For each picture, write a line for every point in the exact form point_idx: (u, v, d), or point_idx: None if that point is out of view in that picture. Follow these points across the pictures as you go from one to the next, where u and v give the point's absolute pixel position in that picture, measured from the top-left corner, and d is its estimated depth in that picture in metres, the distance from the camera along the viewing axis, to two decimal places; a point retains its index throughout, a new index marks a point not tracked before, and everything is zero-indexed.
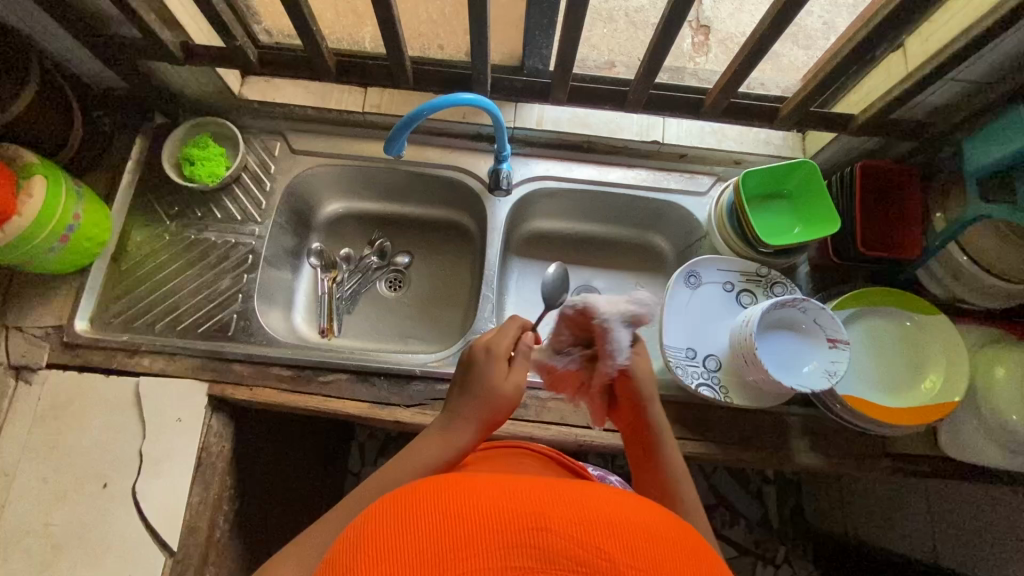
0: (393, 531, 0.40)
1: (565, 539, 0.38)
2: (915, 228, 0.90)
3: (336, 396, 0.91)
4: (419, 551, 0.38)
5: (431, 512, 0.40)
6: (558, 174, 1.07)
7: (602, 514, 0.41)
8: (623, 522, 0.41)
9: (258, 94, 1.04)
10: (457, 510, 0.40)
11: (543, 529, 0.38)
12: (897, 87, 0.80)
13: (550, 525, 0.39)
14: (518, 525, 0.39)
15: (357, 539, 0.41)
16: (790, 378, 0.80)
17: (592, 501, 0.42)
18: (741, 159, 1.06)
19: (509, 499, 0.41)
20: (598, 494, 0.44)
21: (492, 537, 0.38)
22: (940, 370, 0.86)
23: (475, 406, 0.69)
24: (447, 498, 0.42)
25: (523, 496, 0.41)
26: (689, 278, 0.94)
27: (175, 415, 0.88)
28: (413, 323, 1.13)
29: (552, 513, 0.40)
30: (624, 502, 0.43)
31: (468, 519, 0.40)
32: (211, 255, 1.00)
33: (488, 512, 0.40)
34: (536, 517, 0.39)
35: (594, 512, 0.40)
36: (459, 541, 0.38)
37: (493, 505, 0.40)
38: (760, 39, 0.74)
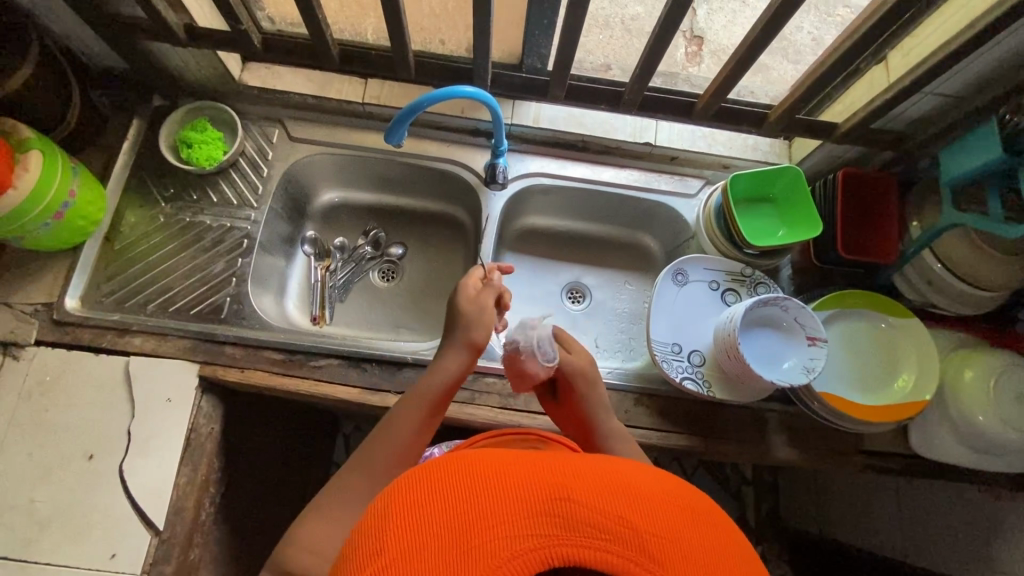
0: (425, 502, 0.42)
1: (588, 510, 0.40)
2: (892, 234, 0.94)
3: (328, 381, 0.91)
4: (452, 522, 0.40)
5: (458, 482, 0.42)
6: (552, 172, 1.09)
7: (622, 487, 0.43)
8: (640, 493, 0.43)
9: (259, 80, 1.05)
10: (484, 481, 0.42)
11: (565, 499, 0.40)
12: (878, 98, 0.83)
13: (572, 496, 0.41)
14: (543, 495, 0.41)
15: (385, 512, 0.43)
16: (768, 373, 0.83)
17: (612, 474, 0.44)
18: (729, 163, 1.09)
19: (533, 470, 0.43)
20: (614, 466, 0.46)
21: (518, 506, 0.40)
22: (913, 370, 0.90)
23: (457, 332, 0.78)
24: (471, 469, 0.43)
25: (545, 469, 0.43)
26: (676, 276, 0.96)
27: (165, 395, 0.89)
28: (405, 313, 1.15)
29: (573, 486, 0.42)
30: (637, 473, 0.46)
31: (494, 488, 0.41)
32: (206, 238, 1.00)
33: (514, 482, 0.42)
34: (559, 488, 0.41)
35: (613, 485, 0.43)
36: (487, 509, 0.40)
37: (518, 475, 0.42)
38: (751, 47, 0.77)
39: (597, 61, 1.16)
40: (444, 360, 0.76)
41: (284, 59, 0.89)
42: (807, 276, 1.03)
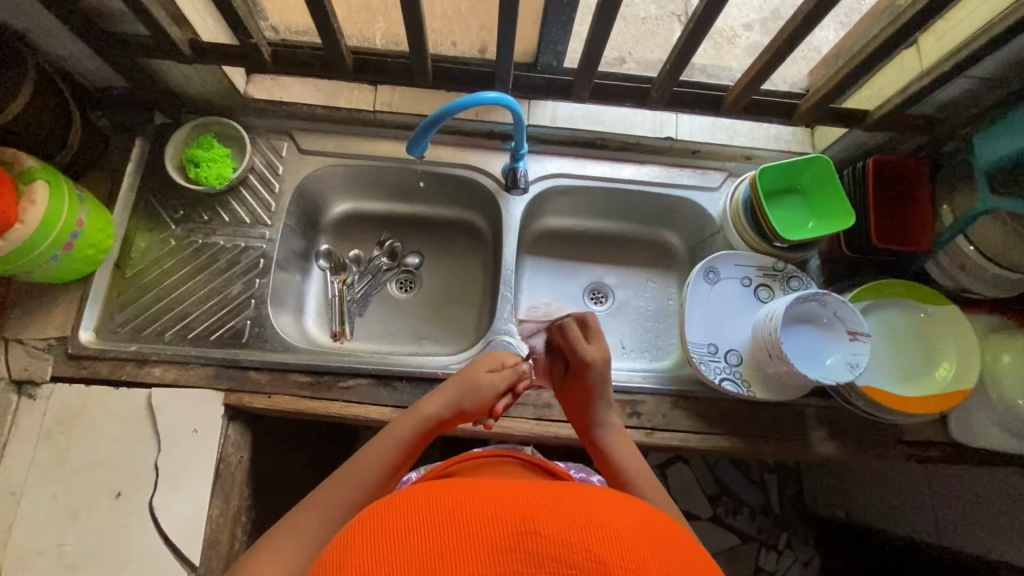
0: (382, 536, 0.40)
1: (554, 541, 0.39)
2: (926, 221, 0.92)
3: (358, 402, 0.89)
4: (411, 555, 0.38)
5: (418, 518, 0.41)
6: (572, 172, 1.06)
7: (587, 515, 0.41)
8: (611, 524, 0.41)
9: (264, 92, 1.01)
10: (449, 513, 0.41)
11: (530, 532, 0.39)
12: (913, 84, 0.81)
13: (538, 528, 0.39)
14: (507, 528, 0.39)
15: (346, 547, 0.41)
16: (812, 370, 0.81)
17: (584, 503, 0.43)
18: (752, 154, 1.06)
19: (498, 505, 0.42)
20: (585, 496, 0.45)
21: (480, 538, 0.39)
22: (953, 359, 0.88)
23: (456, 389, 0.80)
24: (433, 505, 0.42)
25: (515, 501, 0.42)
26: (708, 274, 0.94)
27: (191, 425, 0.86)
28: (427, 324, 1.12)
29: (541, 517, 0.40)
30: (611, 505, 0.44)
31: (456, 524, 0.40)
32: (221, 260, 0.96)
33: (480, 518, 0.40)
34: (524, 521, 0.40)
35: (582, 515, 0.41)
36: (452, 545, 0.39)
37: (483, 508, 0.41)
38: (785, 38, 0.74)
39: (611, 54, 1.12)
40: (430, 408, 0.78)
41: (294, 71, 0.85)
42: (837, 266, 1.02)
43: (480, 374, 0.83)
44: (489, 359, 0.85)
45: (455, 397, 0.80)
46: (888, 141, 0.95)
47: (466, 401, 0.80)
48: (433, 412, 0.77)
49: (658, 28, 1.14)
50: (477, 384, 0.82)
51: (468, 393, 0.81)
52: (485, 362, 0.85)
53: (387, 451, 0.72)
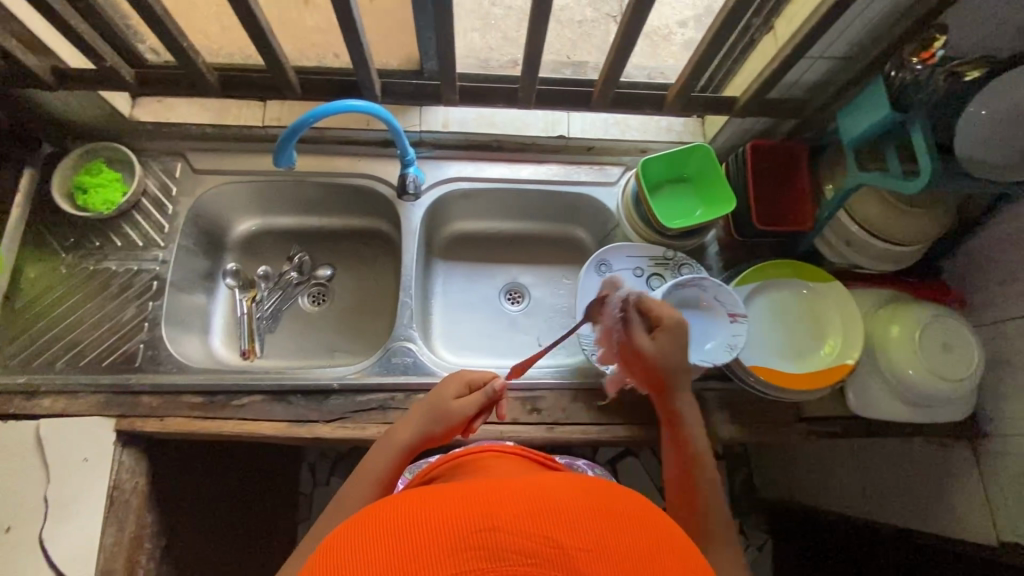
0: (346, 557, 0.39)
1: (517, 535, 0.38)
2: (806, 200, 0.94)
3: (252, 419, 0.88)
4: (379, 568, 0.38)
5: (388, 533, 0.40)
6: (469, 175, 1.07)
7: (548, 501, 0.41)
8: (573, 509, 0.41)
9: (151, 115, 1.01)
10: (406, 525, 0.40)
11: (494, 530, 0.39)
12: (767, 69, 0.83)
13: (499, 524, 0.39)
14: (470, 527, 0.39)
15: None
16: (693, 354, 0.82)
17: (550, 492, 0.43)
18: (646, 147, 1.08)
19: (459, 505, 0.41)
20: (547, 484, 0.44)
21: (446, 542, 0.38)
22: (838, 334, 0.90)
23: (421, 417, 0.77)
24: (393, 518, 0.41)
25: (471, 498, 0.42)
26: (599, 267, 0.96)
27: (80, 455, 0.85)
28: (340, 336, 1.12)
29: (500, 512, 0.40)
30: (577, 487, 0.44)
31: (414, 533, 0.39)
32: (113, 284, 0.95)
33: (438, 522, 0.40)
34: (485, 518, 0.39)
35: (545, 505, 0.41)
36: (417, 554, 0.38)
37: (438, 509, 0.41)
38: (627, 31, 0.76)
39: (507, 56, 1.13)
40: (400, 437, 0.76)
41: (163, 91, 0.85)
42: (733, 251, 1.03)
43: (449, 398, 0.78)
44: (457, 380, 0.79)
45: (420, 424, 0.76)
46: (768, 124, 0.97)
47: (431, 427, 0.75)
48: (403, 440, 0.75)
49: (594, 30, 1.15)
50: (443, 409, 0.76)
51: (434, 419, 0.76)
52: (451, 384, 0.79)
53: (367, 485, 0.72)
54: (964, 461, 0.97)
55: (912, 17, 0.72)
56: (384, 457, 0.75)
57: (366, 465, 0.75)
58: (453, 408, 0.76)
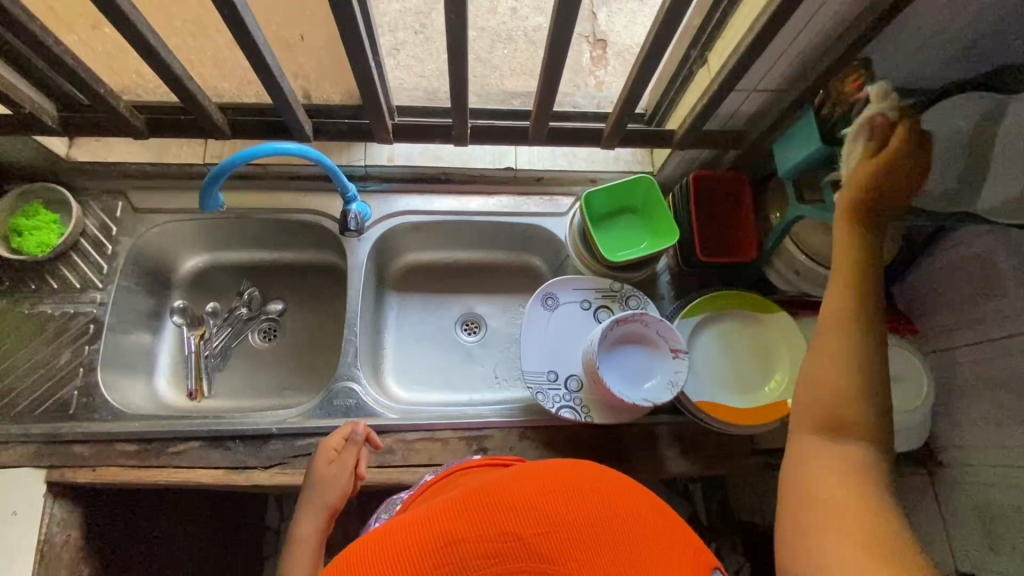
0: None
1: (477, 541, 0.44)
2: (749, 231, 0.93)
3: (188, 466, 0.86)
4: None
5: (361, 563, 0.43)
6: (417, 208, 1.06)
7: (504, 499, 0.46)
8: (524, 500, 0.46)
9: (90, 154, 1.00)
10: (367, 562, 0.43)
11: (456, 542, 0.43)
12: (699, 102, 0.83)
13: (459, 537, 0.44)
14: (444, 545, 0.43)
15: None
16: (633, 392, 0.81)
17: (504, 488, 0.48)
18: (596, 177, 1.08)
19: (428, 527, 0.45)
20: (498, 481, 0.49)
21: (411, 567, 0.42)
22: (785, 369, 0.90)
23: (312, 503, 0.78)
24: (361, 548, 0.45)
25: (427, 520, 0.46)
26: (545, 301, 0.94)
27: (10, 508, 0.80)
28: (291, 373, 1.10)
29: (460, 526, 0.44)
30: (528, 474, 0.49)
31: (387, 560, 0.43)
32: (49, 328, 0.93)
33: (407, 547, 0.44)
34: (446, 534, 0.44)
35: (499, 506, 0.46)
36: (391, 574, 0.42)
37: (396, 543, 0.44)
38: (552, 69, 0.75)
39: None
40: (309, 520, 0.76)
41: (91, 134, 0.83)
42: (683, 281, 1.02)
43: (325, 467, 0.81)
44: (323, 451, 0.81)
45: (316, 502, 0.78)
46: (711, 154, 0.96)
47: (329, 498, 0.78)
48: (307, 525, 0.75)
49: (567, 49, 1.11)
50: (328, 479, 0.79)
51: (327, 493, 0.78)
52: (320, 459, 0.81)
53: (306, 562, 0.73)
54: (921, 492, 0.94)
55: (834, 51, 0.71)
56: (303, 541, 0.75)
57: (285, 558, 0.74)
58: (331, 471, 0.80)
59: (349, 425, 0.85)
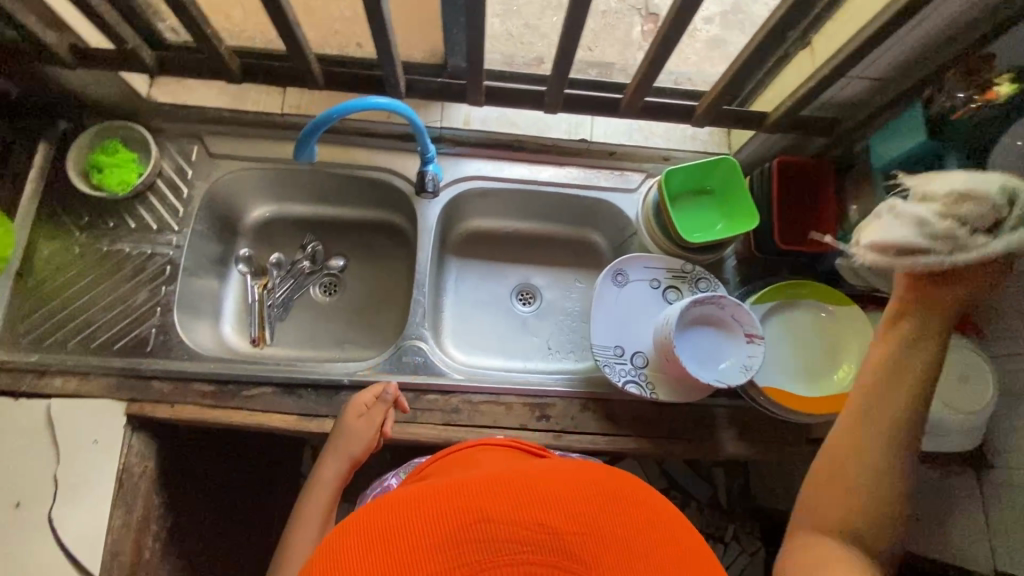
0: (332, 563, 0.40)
1: (506, 528, 0.41)
2: (831, 221, 0.92)
3: (262, 410, 0.89)
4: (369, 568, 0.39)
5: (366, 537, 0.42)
6: (488, 174, 1.06)
7: (540, 490, 0.44)
8: (554, 491, 0.44)
9: (170, 95, 1.02)
10: (392, 524, 0.42)
11: (484, 521, 0.41)
12: (803, 86, 0.81)
13: (490, 516, 0.42)
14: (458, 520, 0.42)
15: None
16: (707, 373, 0.82)
17: (539, 481, 0.45)
18: (670, 155, 1.06)
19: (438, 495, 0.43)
20: (529, 473, 0.47)
21: (436, 542, 0.41)
22: (854, 358, 0.90)
23: (337, 452, 0.83)
24: (370, 520, 0.42)
25: (457, 491, 0.44)
26: (615, 276, 0.94)
27: (90, 436, 0.86)
28: (350, 328, 1.12)
29: (492, 506, 0.42)
30: (560, 474, 0.47)
31: (399, 531, 0.41)
32: (126, 267, 0.95)
33: (424, 520, 0.42)
34: (478, 511, 0.42)
35: (530, 493, 0.44)
36: (420, 542, 0.41)
37: (426, 508, 0.43)
38: (666, 39, 0.73)
39: None
40: (332, 466, 0.83)
41: (183, 75, 0.83)
42: (751, 267, 1.02)
43: (353, 421, 0.85)
44: (352, 407, 0.85)
45: (341, 449, 0.83)
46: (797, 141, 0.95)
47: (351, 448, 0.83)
48: (326, 472, 0.83)
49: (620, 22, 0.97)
50: (354, 433, 0.84)
51: (350, 444, 0.83)
52: (348, 415, 0.85)
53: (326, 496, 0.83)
54: None
55: (959, 45, 0.70)
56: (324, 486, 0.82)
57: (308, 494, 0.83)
58: (359, 426, 0.84)
59: (377, 385, 0.87)
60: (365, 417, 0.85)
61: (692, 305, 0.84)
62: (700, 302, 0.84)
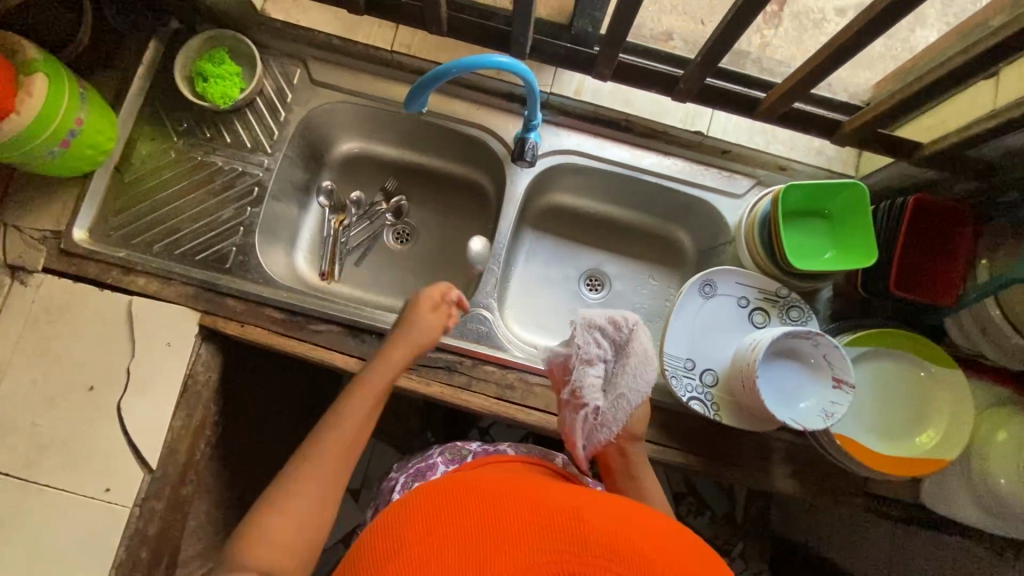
0: (400, 529, 0.49)
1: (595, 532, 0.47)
2: (955, 274, 0.84)
3: (326, 347, 0.90)
4: (418, 544, 0.47)
5: (438, 506, 0.51)
6: (588, 151, 1.00)
7: (622, 517, 0.50)
8: (629, 520, 0.50)
9: (283, 13, 0.98)
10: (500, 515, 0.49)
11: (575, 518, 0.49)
12: (974, 123, 0.73)
13: (577, 520, 0.48)
14: (505, 517, 0.49)
15: (405, 519, 0.50)
16: (784, 412, 0.77)
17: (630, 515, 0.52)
18: (787, 165, 0.98)
19: (497, 492, 0.53)
20: (618, 508, 0.53)
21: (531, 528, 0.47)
22: (941, 427, 0.83)
23: (405, 344, 0.76)
24: (433, 499, 0.52)
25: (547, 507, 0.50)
26: (703, 287, 0.89)
27: (164, 339, 0.88)
28: (415, 280, 1.10)
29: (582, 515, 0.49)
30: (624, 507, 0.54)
31: (450, 522, 0.49)
32: (217, 181, 0.96)
33: (477, 506, 0.50)
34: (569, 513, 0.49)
35: (615, 521, 0.49)
36: (516, 528, 0.47)
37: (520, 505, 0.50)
38: (841, 44, 0.66)
39: (659, 27, 1.01)
40: (392, 366, 0.73)
41: None
42: (848, 303, 0.95)
43: (424, 314, 0.80)
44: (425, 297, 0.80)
45: (408, 343, 0.76)
46: (938, 178, 0.83)
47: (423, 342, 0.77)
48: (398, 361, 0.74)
49: None
50: (426, 324, 0.79)
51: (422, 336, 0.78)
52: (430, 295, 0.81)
53: (367, 403, 0.68)
54: None
55: None
56: (373, 384, 0.70)
57: (349, 388, 0.69)
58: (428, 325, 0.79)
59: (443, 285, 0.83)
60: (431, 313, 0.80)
61: (783, 335, 0.77)
62: (793, 336, 0.77)
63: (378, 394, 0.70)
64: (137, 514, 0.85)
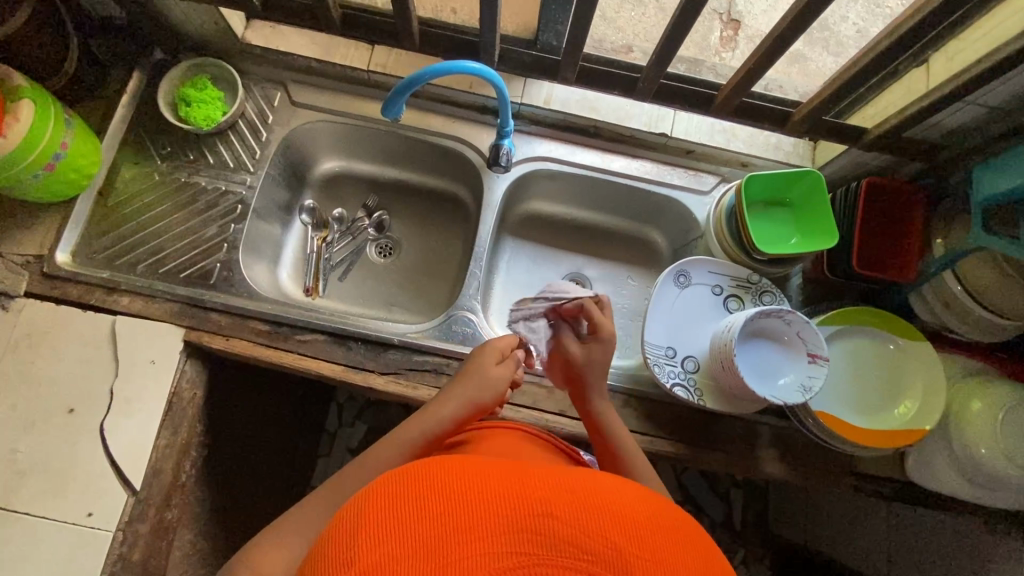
0: (345, 533, 0.40)
1: (572, 528, 0.39)
2: (913, 251, 0.88)
3: (312, 356, 0.91)
4: (364, 551, 0.38)
5: (389, 503, 0.41)
6: (560, 157, 1.05)
7: (607, 502, 0.42)
8: (616, 505, 0.42)
9: (263, 39, 1.03)
10: (469, 493, 0.41)
11: (549, 516, 0.39)
12: (912, 106, 0.79)
13: (555, 513, 0.40)
14: (467, 507, 0.40)
15: (356, 513, 0.41)
16: (763, 389, 0.80)
17: (617, 496, 0.44)
18: (748, 161, 1.04)
19: (453, 475, 0.43)
20: (602, 485, 0.45)
21: (499, 522, 0.39)
22: (916, 398, 0.86)
23: (463, 386, 0.76)
24: (385, 494, 0.42)
25: (526, 484, 0.42)
26: (678, 277, 0.93)
27: (148, 356, 0.88)
28: (399, 292, 1.12)
29: (559, 503, 0.41)
30: (617, 489, 0.45)
31: (402, 517, 0.39)
32: (201, 200, 0.98)
33: (434, 497, 0.40)
34: (543, 505, 0.40)
35: (598, 504, 0.42)
36: (481, 518, 0.39)
37: (490, 487, 0.42)
38: (780, 37, 0.72)
39: (620, 40, 1.08)
40: (441, 416, 0.74)
41: (291, 19, 0.88)
42: (819, 287, 0.98)
43: (489, 367, 0.78)
44: (492, 349, 0.80)
45: (463, 391, 0.75)
46: (899, 156, 0.87)
47: (477, 393, 0.75)
48: (447, 414, 0.74)
49: (699, 25, 1.11)
50: (480, 372, 0.77)
51: (478, 385, 0.76)
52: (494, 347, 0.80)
53: (405, 442, 0.71)
54: (1009, 554, 0.88)
55: None
56: (409, 431, 0.72)
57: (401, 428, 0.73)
58: (497, 380, 0.77)
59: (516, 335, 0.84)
60: (503, 366, 0.79)
61: (756, 315, 0.80)
62: (762, 314, 0.80)
63: (417, 438, 0.72)
64: (120, 539, 0.82)
